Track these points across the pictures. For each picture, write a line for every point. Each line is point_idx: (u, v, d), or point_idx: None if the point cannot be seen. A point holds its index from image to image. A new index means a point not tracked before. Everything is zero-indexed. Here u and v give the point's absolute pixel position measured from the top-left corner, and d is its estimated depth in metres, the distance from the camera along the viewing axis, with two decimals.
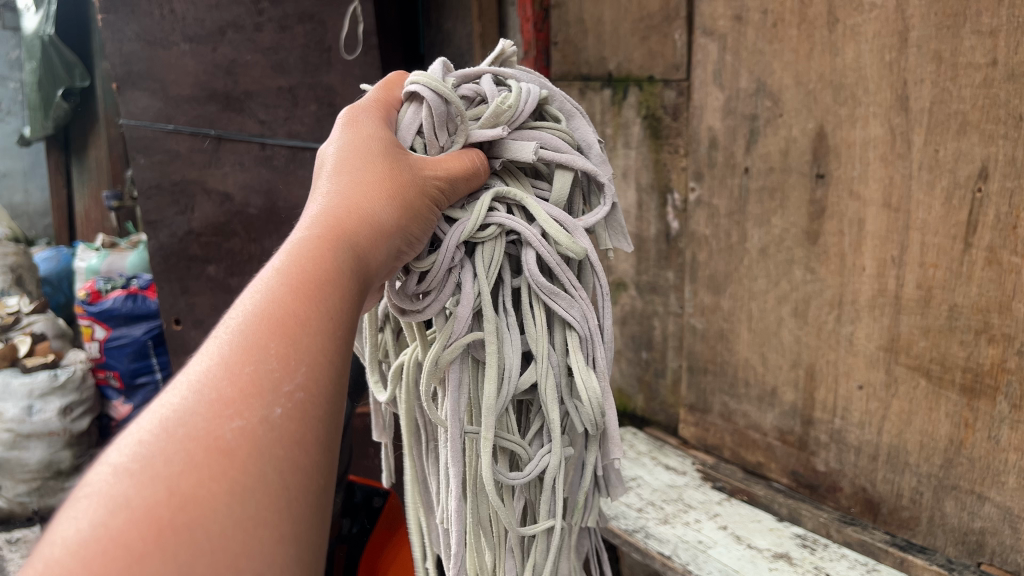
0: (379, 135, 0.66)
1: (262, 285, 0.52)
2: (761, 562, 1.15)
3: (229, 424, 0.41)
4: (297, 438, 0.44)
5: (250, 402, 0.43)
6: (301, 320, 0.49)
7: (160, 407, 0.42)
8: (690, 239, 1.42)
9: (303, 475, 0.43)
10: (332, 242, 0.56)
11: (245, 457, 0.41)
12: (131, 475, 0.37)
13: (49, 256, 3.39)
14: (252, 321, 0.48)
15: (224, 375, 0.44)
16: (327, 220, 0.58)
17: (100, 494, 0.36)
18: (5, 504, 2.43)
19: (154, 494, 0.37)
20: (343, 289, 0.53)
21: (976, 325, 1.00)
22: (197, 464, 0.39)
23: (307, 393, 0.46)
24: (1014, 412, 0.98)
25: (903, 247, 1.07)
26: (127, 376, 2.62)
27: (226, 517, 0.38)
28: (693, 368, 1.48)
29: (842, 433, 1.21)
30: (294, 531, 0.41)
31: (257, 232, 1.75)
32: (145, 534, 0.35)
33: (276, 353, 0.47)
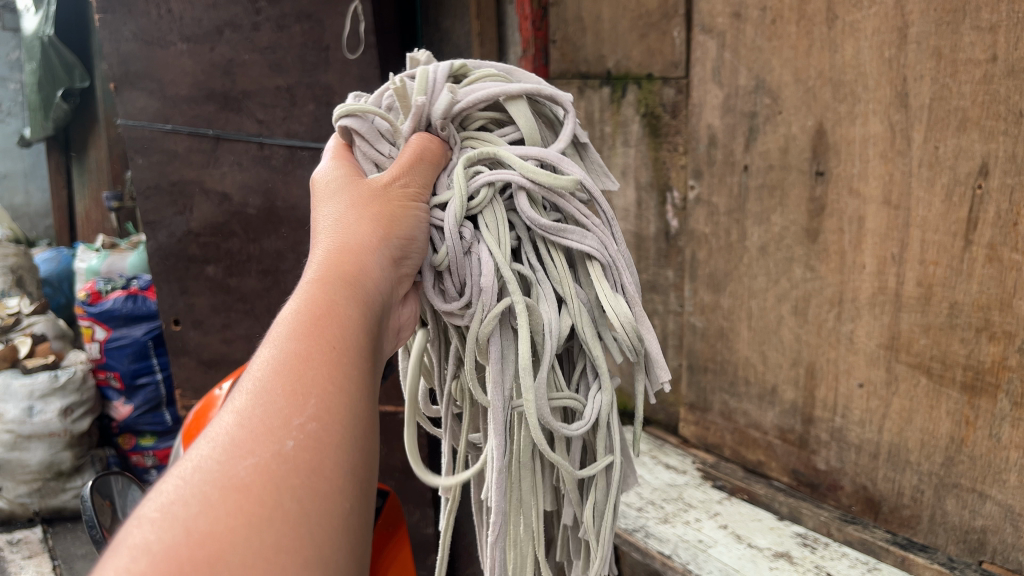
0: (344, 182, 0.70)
1: (271, 338, 0.54)
2: (761, 561, 1.15)
3: (243, 463, 0.44)
4: (314, 466, 0.46)
5: (262, 441, 0.45)
6: (305, 356, 0.52)
7: (182, 464, 0.45)
8: (690, 237, 1.41)
9: (327, 504, 0.45)
10: (327, 283, 0.59)
11: (262, 491, 0.43)
12: (152, 526, 0.40)
13: (49, 256, 3.39)
14: (259, 371, 0.51)
15: (236, 423, 0.47)
16: (322, 267, 0.61)
17: (126, 545, 0.39)
18: (6, 506, 2.42)
19: (173, 538, 0.39)
20: (344, 324, 0.56)
21: (977, 323, 1.00)
22: (214, 505, 0.41)
23: (320, 423, 0.48)
24: (1015, 410, 0.98)
25: (903, 244, 1.06)
26: (127, 377, 2.61)
27: (244, 550, 0.40)
28: (693, 367, 1.47)
29: (842, 431, 1.21)
30: (319, 553, 0.42)
31: (256, 232, 1.74)
32: (166, 571, 0.37)
33: (285, 393, 0.49)
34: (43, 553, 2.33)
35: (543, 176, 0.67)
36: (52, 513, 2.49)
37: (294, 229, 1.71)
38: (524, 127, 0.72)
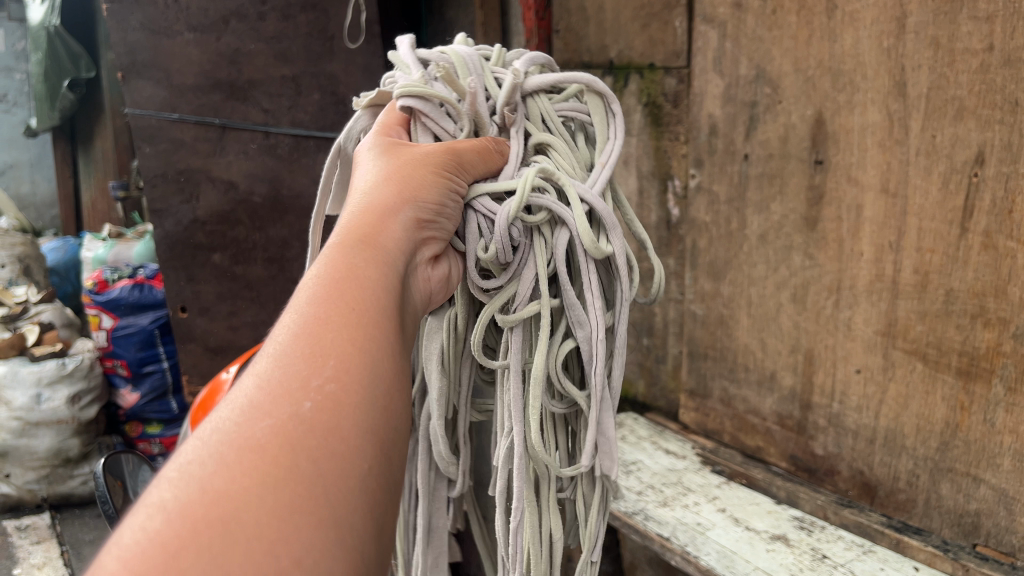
0: (387, 148, 0.73)
1: (295, 304, 0.56)
2: (758, 543, 1.16)
3: (259, 426, 0.45)
4: (328, 428, 0.47)
5: (281, 403, 0.47)
6: (320, 324, 0.54)
7: (206, 424, 0.47)
8: (691, 226, 1.43)
9: (344, 464, 0.46)
10: (346, 252, 0.61)
11: (277, 451, 0.44)
12: (171, 483, 0.42)
13: (55, 246, 3.41)
14: (276, 333, 0.54)
15: (255, 384, 0.48)
16: (343, 233, 0.64)
17: (147, 504, 0.41)
18: (14, 492, 2.45)
19: (191, 496, 0.41)
20: (364, 291, 0.58)
21: (973, 310, 1.01)
22: (232, 465, 0.43)
23: (336, 385, 0.50)
24: (1010, 395, 0.99)
25: (900, 232, 1.07)
26: (134, 365, 2.64)
27: (260, 508, 0.41)
28: (693, 354, 1.49)
29: (841, 417, 1.22)
30: (333, 515, 0.44)
31: (261, 220, 1.78)
32: (179, 528, 0.39)
33: (303, 356, 0.51)
34: (51, 539, 2.36)
35: (588, 243, 0.71)
36: (60, 499, 2.52)
37: (300, 216, 1.77)
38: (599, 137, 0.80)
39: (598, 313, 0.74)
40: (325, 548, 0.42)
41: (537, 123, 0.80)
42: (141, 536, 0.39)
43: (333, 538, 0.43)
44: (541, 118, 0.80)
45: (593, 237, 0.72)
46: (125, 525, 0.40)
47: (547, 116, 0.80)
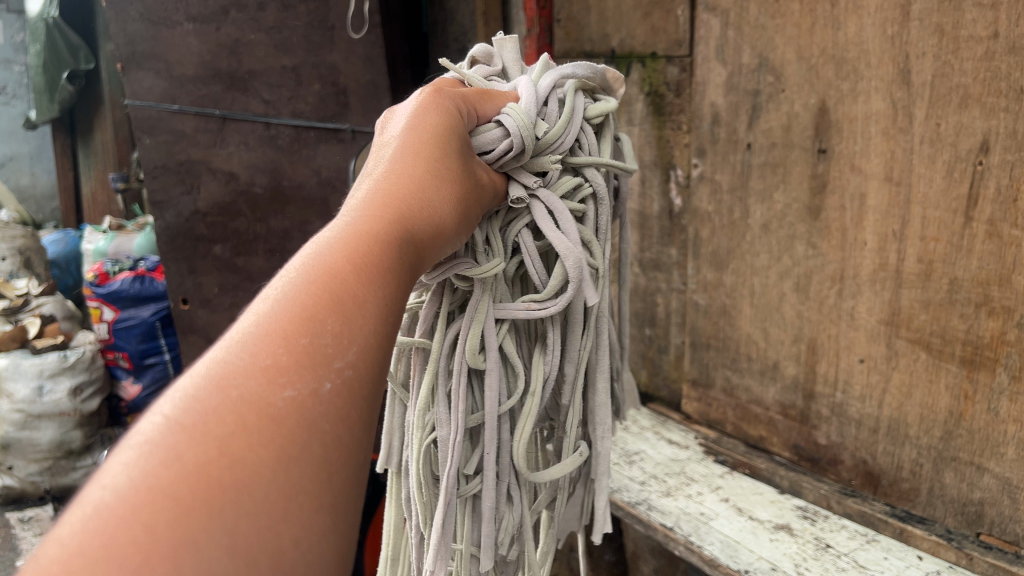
0: (456, 129, 0.65)
1: (323, 246, 0.49)
2: (762, 533, 1.16)
3: (278, 393, 0.40)
4: (342, 416, 0.42)
5: (304, 373, 0.41)
6: (352, 278, 0.47)
7: (213, 364, 0.40)
8: (693, 215, 1.42)
9: (343, 454, 0.41)
10: (395, 220, 0.53)
11: (294, 426, 0.39)
12: (184, 429, 0.36)
13: (56, 238, 3.40)
14: (300, 268, 0.47)
15: (279, 342, 0.42)
16: (397, 195, 0.56)
17: (158, 447, 0.35)
18: (17, 484, 2.46)
19: (207, 451, 0.35)
20: (401, 274, 0.51)
21: (977, 298, 1.01)
22: (247, 426, 0.37)
23: (355, 370, 0.44)
24: (1014, 383, 0.99)
25: (904, 221, 1.07)
26: (136, 356, 2.66)
27: (269, 484, 0.36)
28: (696, 344, 1.49)
29: (843, 406, 1.22)
30: (332, 502, 0.39)
31: (263, 212, 1.76)
32: (193, 488, 0.34)
33: (333, 328, 0.44)
34: None
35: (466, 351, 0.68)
36: (63, 491, 2.53)
37: (300, 208, 1.74)
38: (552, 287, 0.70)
39: (460, 415, 0.69)
40: (323, 535, 0.38)
41: (504, 219, 0.73)
42: (141, 479, 0.33)
43: (329, 524, 0.39)
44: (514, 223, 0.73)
45: (478, 345, 0.69)
46: (122, 459, 0.34)
47: (513, 228, 0.72)
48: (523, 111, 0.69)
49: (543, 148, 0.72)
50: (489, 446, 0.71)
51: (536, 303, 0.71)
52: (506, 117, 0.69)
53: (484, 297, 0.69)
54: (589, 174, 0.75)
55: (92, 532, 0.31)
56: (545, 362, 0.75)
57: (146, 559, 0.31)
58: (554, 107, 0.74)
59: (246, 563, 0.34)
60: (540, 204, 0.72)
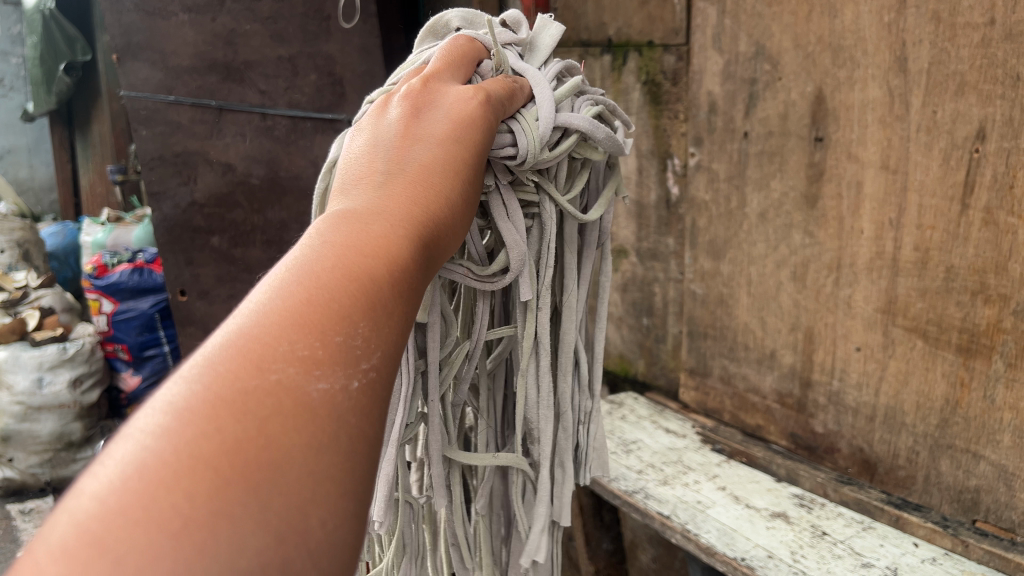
0: (482, 122, 0.63)
1: (352, 233, 0.48)
2: (758, 521, 1.15)
3: (313, 383, 0.39)
4: (367, 414, 0.41)
5: (336, 367, 0.41)
6: (385, 274, 0.47)
7: (250, 339, 0.40)
8: (690, 205, 1.42)
9: (366, 452, 0.40)
10: (416, 214, 0.53)
11: (326, 417, 0.39)
12: (223, 403, 0.36)
13: (54, 231, 3.42)
14: (333, 251, 0.46)
15: (314, 330, 0.42)
16: (422, 184, 0.55)
17: (195, 420, 0.35)
18: (18, 476, 2.47)
19: (244, 430, 0.35)
20: (420, 272, 0.51)
21: (973, 286, 1.01)
22: (282, 411, 0.37)
23: (379, 373, 0.44)
24: (1009, 371, 0.99)
25: (901, 209, 1.07)
26: (135, 348, 2.66)
27: (300, 469, 0.36)
28: (693, 333, 1.49)
29: (840, 394, 1.23)
30: (356, 493, 0.39)
31: (260, 203, 1.76)
32: (230, 465, 0.34)
33: (365, 326, 0.44)
34: None
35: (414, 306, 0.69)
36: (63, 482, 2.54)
37: (297, 199, 1.74)
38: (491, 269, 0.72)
39: (409, 366, 0.70)
40: (348, 522, 0.38)
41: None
42: (179, 447, 0.34)
43: (353, 510, 0.38)
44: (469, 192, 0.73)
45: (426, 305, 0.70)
46: (161, 423, 0.34)
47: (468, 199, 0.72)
48: (539, 131, 0.69)
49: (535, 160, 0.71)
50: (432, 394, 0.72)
51: (481, 277, 0.72)
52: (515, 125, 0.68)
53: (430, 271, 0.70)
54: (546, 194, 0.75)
55: (132, 492, 0.31)
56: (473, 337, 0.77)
57: (181, 526, 0.31)
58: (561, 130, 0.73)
59: (275, 542, 0.34)
60: (498, 199, 0.72)
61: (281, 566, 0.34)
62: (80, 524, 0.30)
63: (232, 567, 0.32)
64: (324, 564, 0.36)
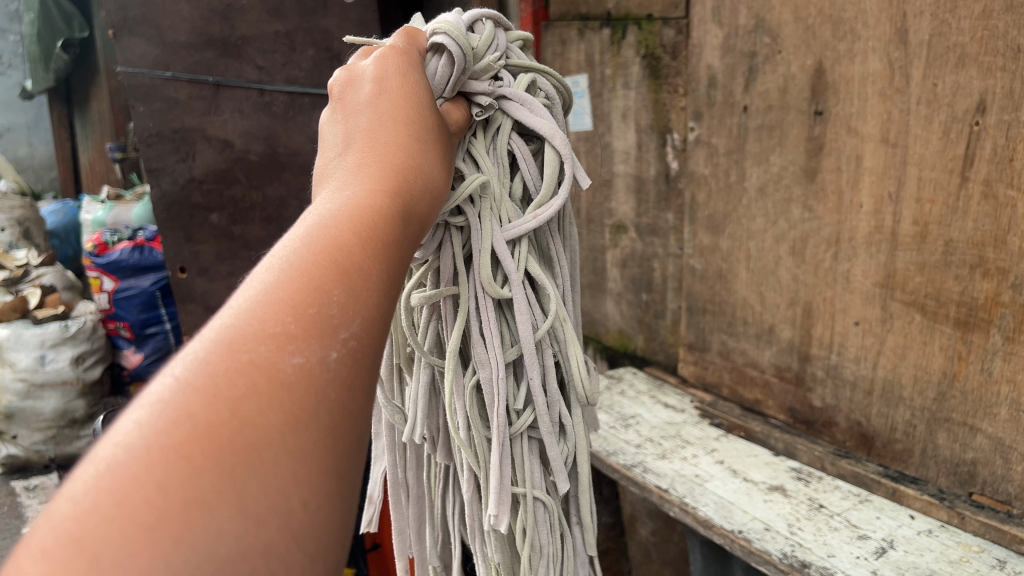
0: (422, 85, 0.63)
1: (319, 215, 0.49)
2: (756, 494, 1.16)
3: (287, 359, 0.40)
4: (348, 387, 0.42)
5: (310, 341, 0.41)
6: (359, 246, 0.47)
7: (218, 331, 0.40)
8: (690, 179, 1.42)
9: (347, 426, 0.41)
10: (381, 180, 0.53)
11: (303, 393, 0.39)
12: (193, 390, 0.37)
13: (55, 208, 3.41)
14: (304, 235, 0.47)
15: (285, 309, 0.42)
16: (384, 155, 0.55)
17: (165, 412, 0.36)
18: (22, 454, 2.49)
19: (216, 413, 0.36)
20: (400, 238, 0.50)
21: (972, 260, 1.00)
22: (254, 390, 0.38)
23: (361, 342, 0.44)
24: (1007, 344, 0.99)
25: (900, 182, 1.07)
26: (137, 326, 2.68)
27: (278, 446, 0.37)
28: (693, 309, 1.49)
29: (838, 368, 1.23)
30: (339, 466, 0.39)
31: (259, 178, 1.77)
32: (203, 450, 0.35)
33: (340, 299, 0.44)
34: None
35: (487, 284, 0.69)
36: (67, 459, 2.56)
37: (296, 175, 1.77)
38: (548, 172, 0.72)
39: (497, 352, 0.70)
40: (329, 498, 0.38)
41: (489, 131, 0.73)
42: (152, 439, 0.34)
43: (335, 487, 0.39)
44: (498, 132, 0.73)
45: (492, 274, 0.69)
46: (134, 420, 0.36)
47: (502, 135, 0.73)
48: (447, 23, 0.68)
49: (478, 56, 0.71)
50: (534, 373, 0.71)
51: (540, 206, 0.72)
52: (438, 40, 0.67)
53: (484, 217, 0.69)
54: (540, 87, 0.76)
55: (107, 491, 0.32)
56: (556, 277, 0.77)
57: (157, 519, 0.32)
58: (474, 25, 0.72)
59: (258, 526, 0.35)
60: (510, 104, 0.72)
61: (265, 548, 0.35)
62: (59, 528, 0.31)
63: (212, 554, 0.33)
64: (312, 544, 0.37)
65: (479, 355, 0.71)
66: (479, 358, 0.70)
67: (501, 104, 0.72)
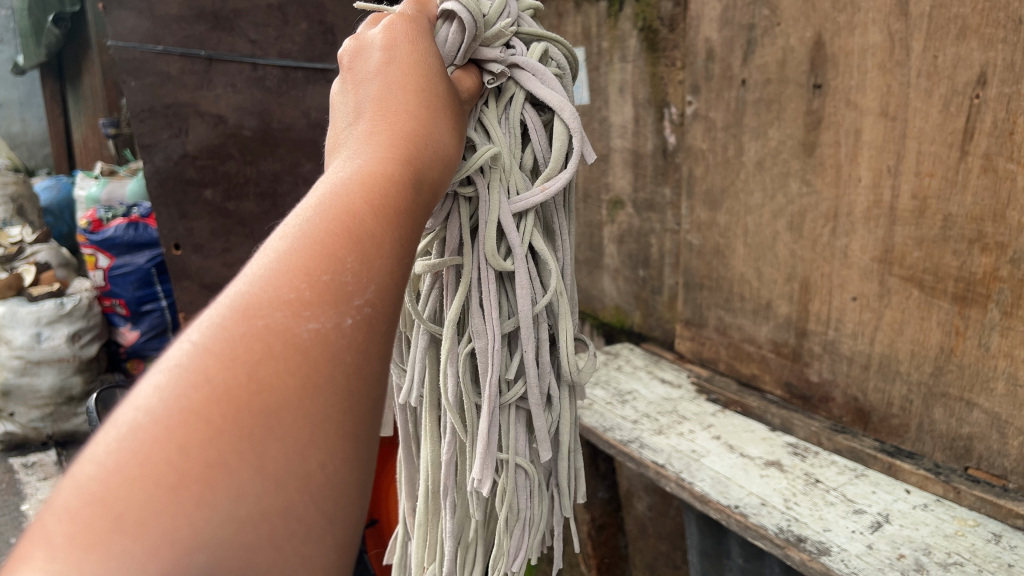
0: (430, 50, 0.62)
1: (330, 182, 0.49)
2: (752, 469, 1.15)
3: (303, 324, 0.41)
4: (362, 351, 0.43)
5: (325, 306, 0.42)
6: (370, 213, 0.47)
7: (234, 296, 0.41)
8: (687, 154, 1.40)
9: (361, 389, 0.42)
10: (389, 144, 0.53)
11: (319, 357, 0.40)
12: (211, 354, 0.38)
13: (48, 185, 3.38)
14: (315, 203, 0.47)
15: (299, 275, 0.43)
16: (393, 121, 0.55)
17: (183, 376, 0.37)
18: (20, 431, 2.51)
19: (234, 377, 0.37)
20: (412, 202, 0.50)
21: (970, 235, 1.00)
22: (272, 355, 0.39)
23: (375, 308, 0.44)
24: (1005, 319, 0.99)
25: (900, 156, 1.06)
26: (133, 303, 2.66)
27: (295, 410, 0.38)
28: (689, 285, 1.48)
29: (836, 343, 1.23)
30: (354, 430, 0.40)
31: (252, 154, 1.77)
32: (223, 414, 0.35)
33: (353, 266, 0.45)
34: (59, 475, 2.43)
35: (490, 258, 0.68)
36: (64, 436, 2.58)
37: (290, 150, 1.79)
38: (557, 143, 0.70)
39: (495, 323, 0.69)
40: (345, 460, 0.39)
41: (501, 101, 0.72)
42: (173, 403, 0.35)
43: (350, 451, 0.40)
44: (511, 102, 0.72)
45: (496, 246, 0.68)
46: (154, 384, 0.36)
47: (515, 104, 0.72)
48: None
49: (489, 22, 0.70)
50: (528, 346, 0.71)
51: (548, 180, 0.70)
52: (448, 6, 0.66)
53: (493, 190, 0.69)
54: (553, 57, 0.75)
55: (129, 452, 0.33)
56: (560, 253, 0.76)
57: (179, 478, 0.33)
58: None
59: (276, 487, 0.36)
60: (522, 72, 0.72)
61: (283, 510, 0.36)
62: (83, 489, 0.32)
63: (232, 514, 0.34)
64: (328, 505, 0.38)
65: (476, 325, 0.70)
66: (476, 327, 0.70)
67: (514, 72, 0.72)
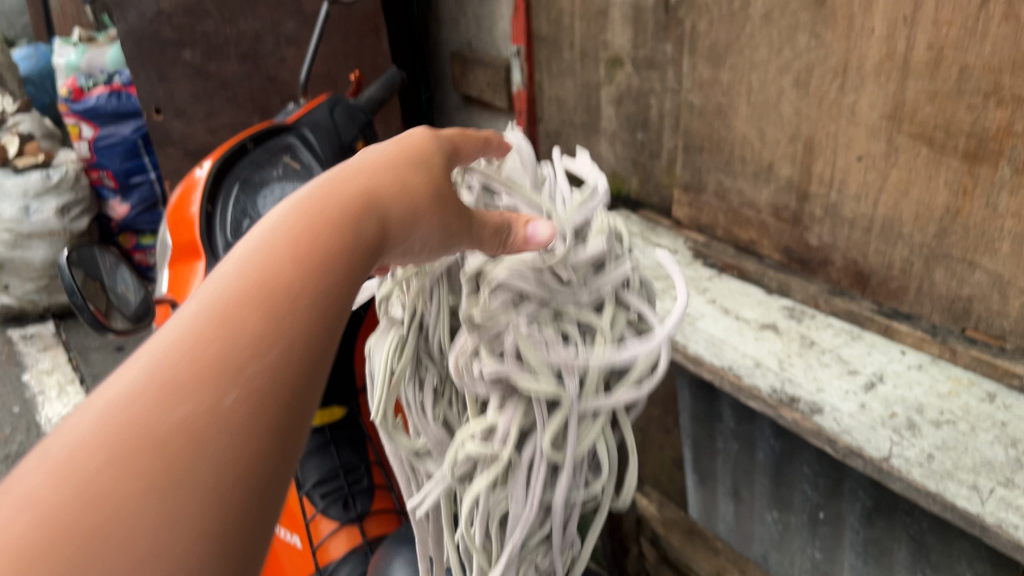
0: (379, 165, 0.71)
1: (236, 266, 0.57)
2: (747, 332, 1.13)
3: (177, 409, 0.47)
4: (245, 428, 0.49)
5: (209, 386, 0.49)
6: (272, 291, 0.56)
7: (124, 377, 0.48)
8: (690, 7, 1.32)
9: (249, 501, 0.48)
10: (297, 234, 0.60)
11: (195, 437, 0.46)
12: (90, 434, 0.44)
13: (27, 54, 3.23)
14: (225, 281, 0.55)
15: (189, 355, 0.50)
16: (307, 208, 0.63)
17: (56, 461, 0.43)
18: (17, 302, 2.53)
19: (100, 454, 0.44)
20: (313, 280, 0.58)
21: (987, 88, 0.94)
22: (139, 445, 0.45)
23: (264, 384, 0.51)
24: (1015, 177, 0.95)
25: (917, 3, 0.98)
26: (121, 176, 2.61)
27: (162, 494, 0.44)
28: (689, 148, 1.43)
29: (837, 207, 1.19)
30: (223, 504, 0.46)
31: (230, 11, 1.67)
32: (80, 503, 0.42)
33: (247, 336, 0.52)
34: None
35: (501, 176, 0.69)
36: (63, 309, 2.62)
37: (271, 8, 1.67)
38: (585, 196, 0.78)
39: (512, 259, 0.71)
40: (215, 539, 0.45)
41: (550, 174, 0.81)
42: (44, 495, 0.42)
43: (216, 535, 0.45)
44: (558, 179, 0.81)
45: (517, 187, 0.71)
46: (35, 471, 0.43)
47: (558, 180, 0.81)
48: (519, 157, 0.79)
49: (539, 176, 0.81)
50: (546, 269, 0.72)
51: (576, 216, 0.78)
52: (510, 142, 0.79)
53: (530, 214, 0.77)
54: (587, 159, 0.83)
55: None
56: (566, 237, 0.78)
57: (41, 558, 0.40)
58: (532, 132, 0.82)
59: (134, 562, 0.41)
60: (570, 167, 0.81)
61: None
62: None
63: None
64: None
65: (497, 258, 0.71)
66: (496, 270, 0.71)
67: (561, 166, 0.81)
